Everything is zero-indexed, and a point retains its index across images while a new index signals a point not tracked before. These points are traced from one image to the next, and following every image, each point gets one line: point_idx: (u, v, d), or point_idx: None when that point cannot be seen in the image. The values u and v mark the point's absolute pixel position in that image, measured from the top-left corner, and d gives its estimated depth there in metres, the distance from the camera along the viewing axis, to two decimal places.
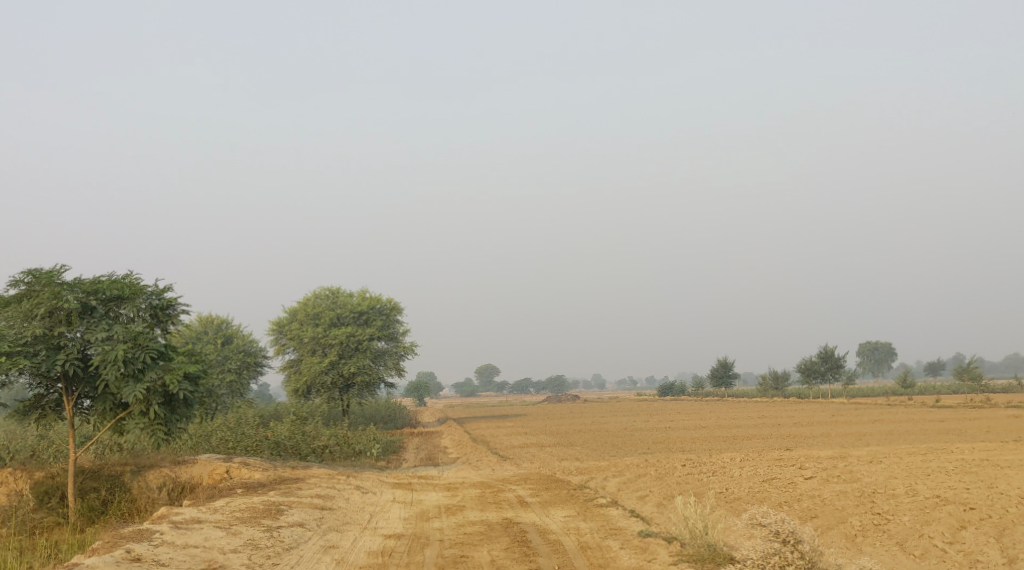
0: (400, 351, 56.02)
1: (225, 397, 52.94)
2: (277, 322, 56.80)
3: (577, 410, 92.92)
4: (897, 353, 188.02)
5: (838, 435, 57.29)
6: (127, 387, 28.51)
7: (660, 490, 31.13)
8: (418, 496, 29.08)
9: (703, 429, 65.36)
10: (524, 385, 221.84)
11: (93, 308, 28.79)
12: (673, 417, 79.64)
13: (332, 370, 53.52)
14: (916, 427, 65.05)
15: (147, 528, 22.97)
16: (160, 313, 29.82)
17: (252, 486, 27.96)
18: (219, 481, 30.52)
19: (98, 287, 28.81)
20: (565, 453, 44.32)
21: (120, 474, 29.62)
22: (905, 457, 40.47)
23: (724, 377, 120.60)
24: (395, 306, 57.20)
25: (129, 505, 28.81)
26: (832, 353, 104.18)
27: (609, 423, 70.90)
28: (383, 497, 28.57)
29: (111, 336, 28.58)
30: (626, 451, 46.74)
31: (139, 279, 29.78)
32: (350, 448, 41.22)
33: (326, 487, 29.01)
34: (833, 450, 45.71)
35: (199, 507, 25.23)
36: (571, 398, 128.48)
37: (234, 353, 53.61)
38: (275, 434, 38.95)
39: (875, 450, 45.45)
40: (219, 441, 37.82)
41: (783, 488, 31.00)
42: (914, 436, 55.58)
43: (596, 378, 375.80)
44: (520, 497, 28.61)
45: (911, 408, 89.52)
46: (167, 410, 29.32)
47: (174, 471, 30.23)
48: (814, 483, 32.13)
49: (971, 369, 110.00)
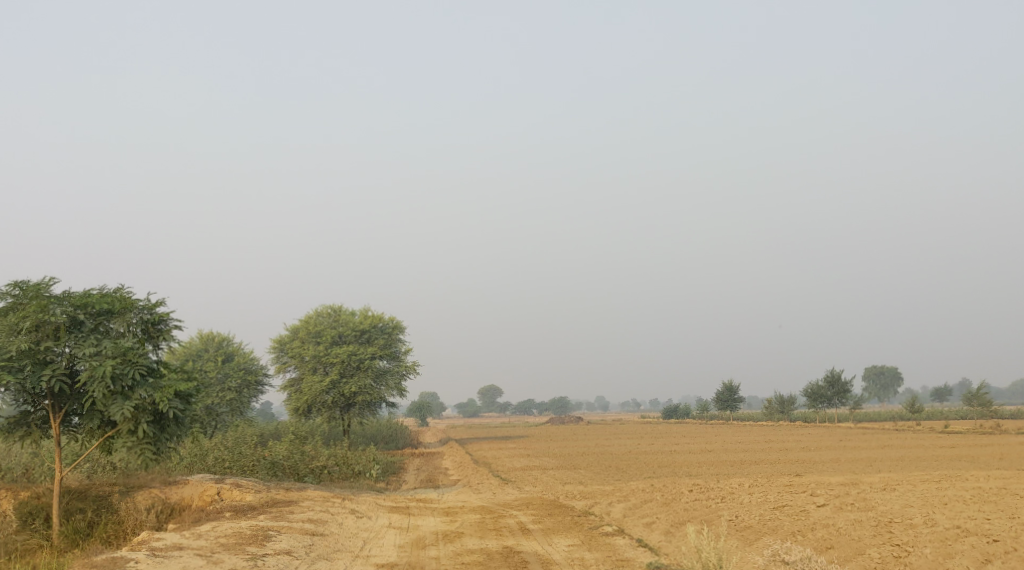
0: (402, 371, 54.84)
1: (225, 415, 51.85)
2: (278, 339, 55.76)
3: (581, 433, 91.79)
4: (903, 378, 186.59)
5: (847, 461, 56.12)
6: (115, 404, 27.45)
7: (668, 517, 30.01)
8: (415, 521, 28.00)
9: (709, 453, 64.15)
10: (527, 407, 220.42)
11: (81, 322, 27.76)
12: (679, 440, 78.44)
13: (332, 390, 52.41)
14: (927, 453, 63.86)
15: (121, 557, 21.87)
16: (151, 329, 28.78)
17: (241, 509, 26.87)
18: (209, 503, 29.44)
19: (86, 301, 27.78)
20: (568, 476, 43.14)
21: (107, 495, 28.54)
22: (919, 484, 39.27)
23: (729, 400, 119.41)
24: (398, 325, 56.12)
25: (115, 527, 27.66)
26: (839, 377, 102.96)
27: (614, 446, 69.70)
28: (379, 523, 27.46)
29: (99, 351, 27.54)
30: (630, 475, 45.55)
31: (130, 293, 28.78)
32: (349, 468, 40.13)
33: (319, 510, 27.88)
34: (844, 477, 44.54)
35: (181, 533, 24.13)
36: (575, 420, 127.39)
37: (234, 371, 52.51)
38: (272, 454, 37.88)
39: (887, 476, 44.24)
40: (214, 460, 36.72)
41: (795, 517, 29.84)
42: (926, 463, 54.38)
43: (598, 400, 374.04)
44: (521, 523, 27.53)
45: (920, 434, 88.31)
46: (156, 429, 28.22)
47: (163, 492, 29.20)
48: (827, 511, 30.98)
49: (980, 395, 108.68)
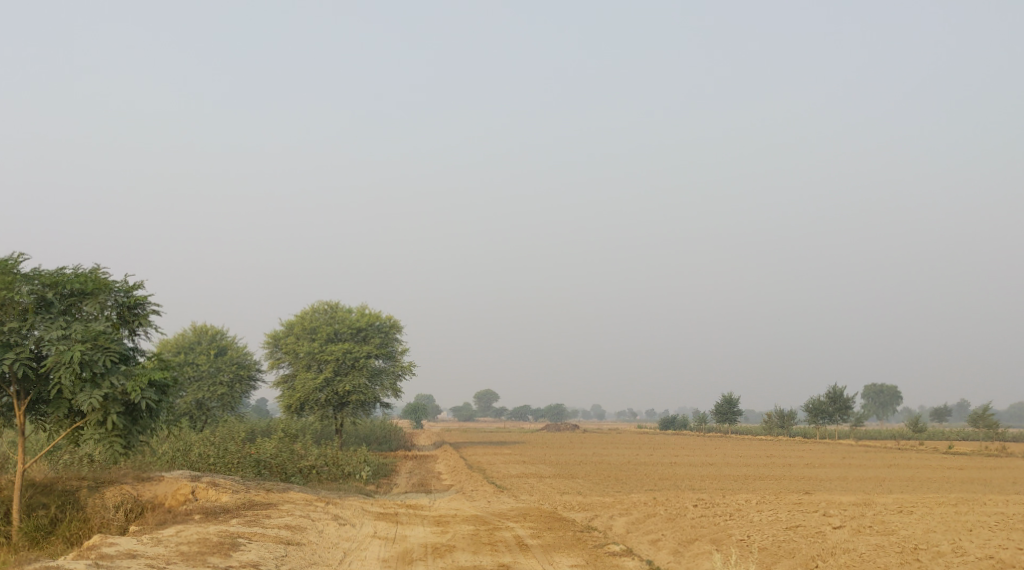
0: (399, 371, 52.75)
1: (215, 411, 49.72)
2: (273, 334, 53.68)
3: (579, 441, 89.51)
4: (902, 396, 184.71)
5: (856, 479, 54.04)
6: (83, 393, 25.40)
7: (675, 535, 28.05)
8: (403, 530, 25.94)
9: (711, 466, 62.11)
10: (523, 413, 218.28)
11: (50, 303, 25.75)
12: (679, 452, 76.25)
13: (326, 388, 50.41)
14: (936, 474, 61.80)
15: (59, 566, 19.81)
16: (127, 313, 26.74)
17: (212, 512, 24.86)
18: (182, 503, 27.30)
19: (58, 281, 25.78)
20: (567, 486, 41.04)
21: (75, 491, 26.59)
22: (936, 508, 37.16)
23: (729, 412, 117.27)
24: (395, 323, 54.07)
25: (79, 525, 25.53)
26: (842, 393, 100.97)
27: (611, 455, 67.65)
28: (363, 531, 25.39)
29: (67, 335, 25.50)
30: (631, 487, 43.42)
31: (106, 273, 26.75)
32: (338, 469, 38.11)
33: (298, 516, 25.82)
34: (856, 496, 42.43)
35: (138, 537, 22.14)
36: (570, 428, 125.18)
37: (227, 365, 50.34)
38: (259, 452, 35.84)
39: (901, 497, 42.12)
40: (197, 456, 34.62)
41: (812, 539, 27.84)
42: (937, 484, 52.30)
43: (596, 408, 371.73)
44: (518, 537, 25.47)
45: (924, 454, 86.32)
46: (128, 420, 26.10)
47: (135, 489, 27.12)
48: (845, 533, 28.98)
49: (986, 417, 106.85)
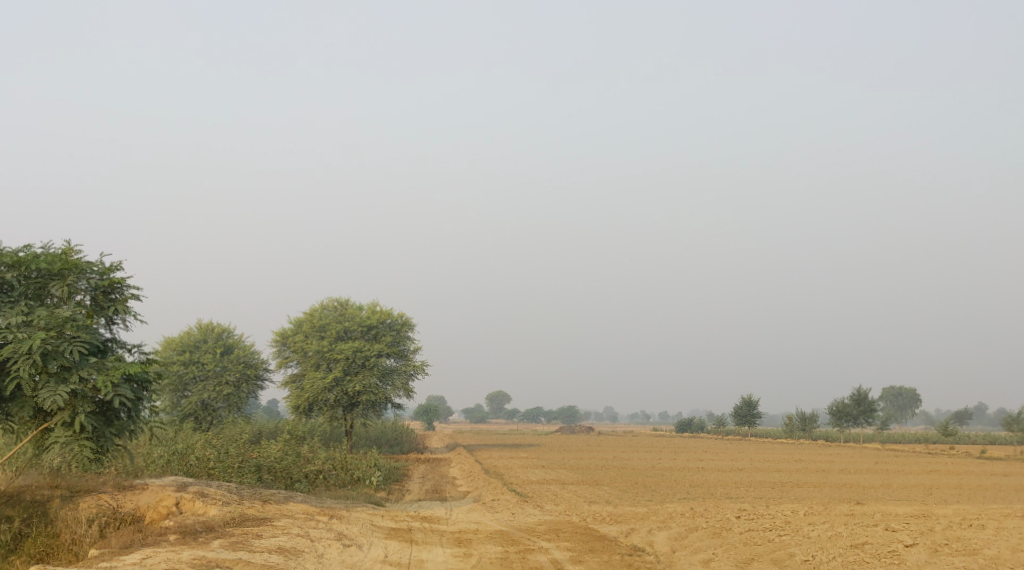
0: (412, 370, 49.26)
1: (221, 412, 46.40)
2: (281, 332, 50.10)
3: (598, 444, 85.52)
4: (919, 400, 180.46)
5: (901, 486, 50.30)
6: (46, 388, 21.94)
7: (728, 555, 24.68)
8: (417, 553, 22.42)
9: (741, 471, 58.39)
10: (536, 414, 214.14)
11: (11, 286, 22.43)
12: (702, 456, 72.33)
13: (336, 388, 46.96)
14: (980, 481, 57.88)
15: None
16: (102, 298, 23.46)
17: (191, 531, 21.43)
18: (165, 516, 23.84)
19: (20, 261, 22.49)
20: (595, 495, 37.42)
21: (44, 502, 23.16)
22: (1008, 522, 33.36)
23: (748, 415, 113.09)
24: (408, 321, 50.59)
25: (46, 542, 22.16)
26: (866, 395, 96.83)
27: (632, 461, 63.91)
28: (369, 555, 21.86)
29: (29, 321, 22.13)
30: (664, 495, 39.78)
31: (78, 252, 23.53)
32: (347, 474, 34.76)
33: (296, 535, 22.32)
34: (911, 507, 38.65)
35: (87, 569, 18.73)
36: (584, 429, 120.96)
37: (233, 363, 46.69)
38: (262, 455, 32.39)
39: (961, 508, 38.34)
40: (196, 461, 31.02)
41: (887, 560, 24.18)
42: (988, 493, 48.31)
43: (609, 410, 367.37)
44: (555, 563, 21.95)
45: (960, 459, 82.10)
46: (100, 421, 22.68)
47: (114, 500, 23.65)
48: (922, 553, 25.27)
49: (1018, 419, 102.48)
